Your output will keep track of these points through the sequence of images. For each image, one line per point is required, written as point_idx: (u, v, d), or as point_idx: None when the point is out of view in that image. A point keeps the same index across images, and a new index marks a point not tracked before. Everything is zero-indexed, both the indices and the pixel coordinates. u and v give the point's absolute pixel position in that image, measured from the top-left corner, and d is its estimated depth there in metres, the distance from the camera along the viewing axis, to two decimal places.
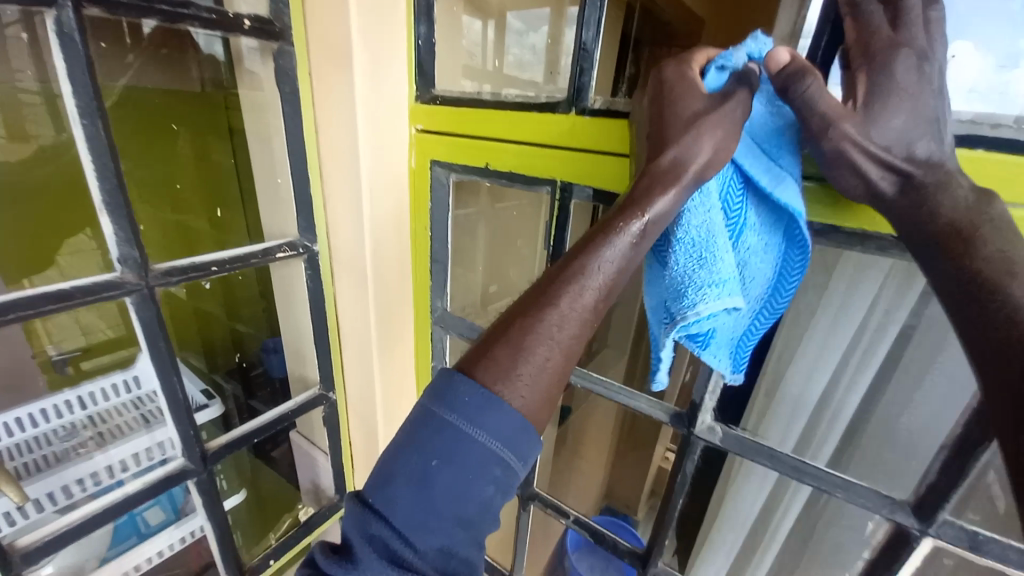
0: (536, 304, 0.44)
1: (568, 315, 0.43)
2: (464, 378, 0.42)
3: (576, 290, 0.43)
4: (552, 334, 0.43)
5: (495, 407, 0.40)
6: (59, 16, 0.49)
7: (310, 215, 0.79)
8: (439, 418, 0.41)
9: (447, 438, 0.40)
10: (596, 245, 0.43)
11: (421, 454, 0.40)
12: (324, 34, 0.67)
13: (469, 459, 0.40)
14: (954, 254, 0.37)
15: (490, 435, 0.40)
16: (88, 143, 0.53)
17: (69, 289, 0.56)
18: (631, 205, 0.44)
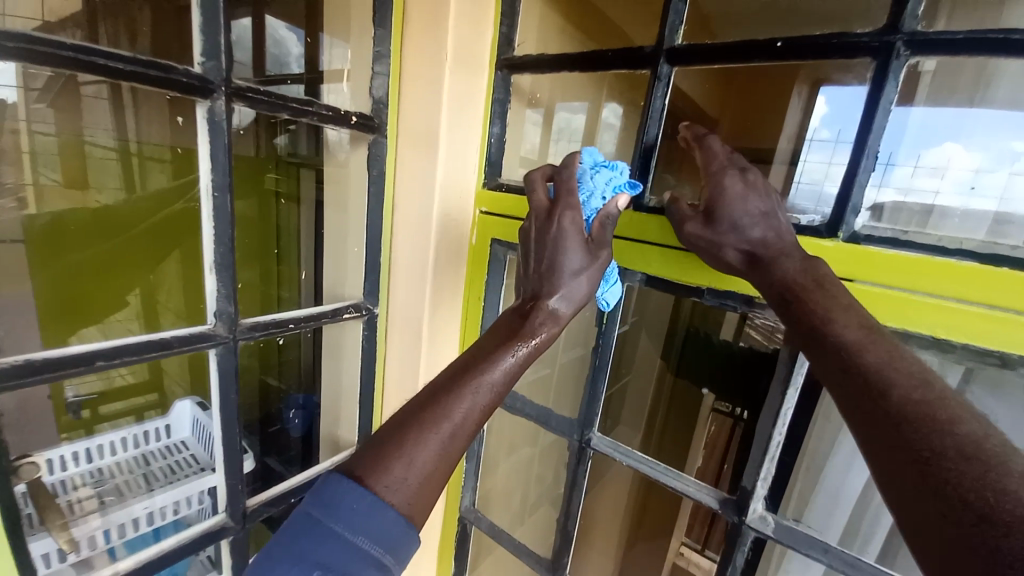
0: (424, 401, 0.51)
1: (457, 412, 0.50)
2: (339, 477, 0.45)
3: (466, 388, 0.51)
4: (440, 436, 0.48)
5: (372, 512, 0.44)
6: (213, 107, 0.58)
7: (376, 280, 0.86)
8: (312, 520, 0.43)
9: (319, 539, 0.42)
10: (484, 352, 0.55)
11: (289, 562, 0.42)
12: (413, 130, 0.79)
13: (341, 560, 0.42)
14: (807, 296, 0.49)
15: (367, 538, 0.43)
16: (214, 212, 0.61)
17: (169, 338, 0.61)
18: (513, 321, 0.59)
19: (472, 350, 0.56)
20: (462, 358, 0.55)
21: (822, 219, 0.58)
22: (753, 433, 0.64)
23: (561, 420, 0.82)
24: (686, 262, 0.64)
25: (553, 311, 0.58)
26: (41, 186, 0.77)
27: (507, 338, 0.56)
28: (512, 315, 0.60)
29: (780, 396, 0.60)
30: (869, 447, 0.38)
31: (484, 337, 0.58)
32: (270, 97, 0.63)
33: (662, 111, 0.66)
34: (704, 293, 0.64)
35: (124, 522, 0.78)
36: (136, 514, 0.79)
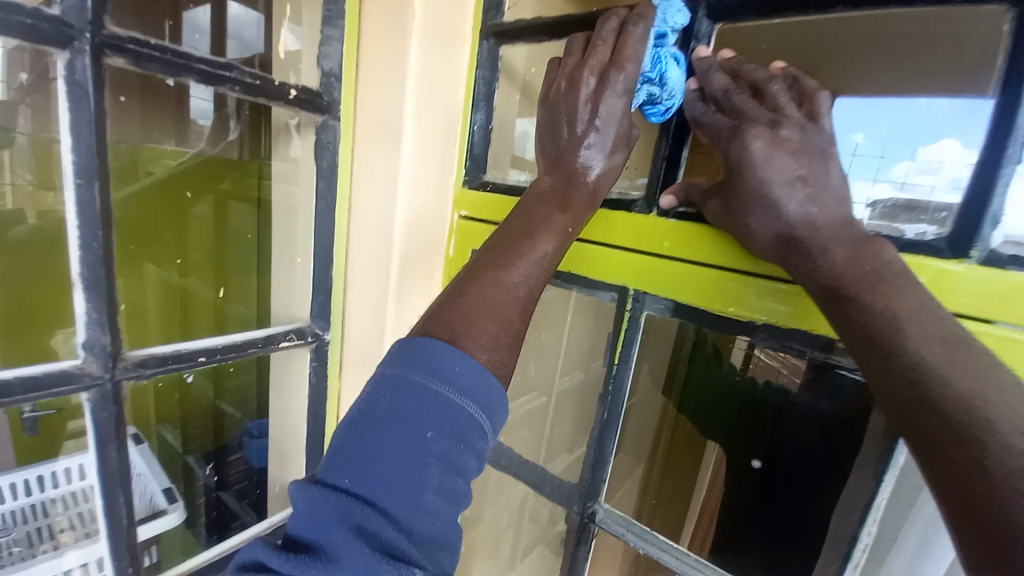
0: (488, 264, 0.42)
1: (525, 277, 0.42)
2: (428, 338, 0.37)
3: (530, 252, 0.42)
4: (515, 299, 0.41)
5: (470, 367, 0.37)
6: (74, 62, 0.42)
7: (327, 300, 0.68)
8: (406, 380, 0.36)
9: (419, 400, 0.35)
10: (539, 212, 0.44)
11: (387, 423, 0.35)
12: (374, 112, 0.62)
13: (450, 422, 0.35)
14: (874, 287, 0.33)
15: (471, 399, 0.36)
16: (79, 208, 0.45)
17: (11, 381, 0.43)
18: (556, 185, 0.46)
19: (523, 211, 0.45)
20: (510, 223, 0.45)
21: (941, 232, 0.40)
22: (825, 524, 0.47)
23: (557, 485, 0.64)
24: (733, 288, 0.46)
25: (599, 185, 0.46)
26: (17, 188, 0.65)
27: (547, 191, 0.45)
28: (546, 179, 0.46)
29: (872, 483, 0.43)
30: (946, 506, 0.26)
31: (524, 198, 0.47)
32: (168, 55, 0.47)
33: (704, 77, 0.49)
34: (756, 331, 0.46)
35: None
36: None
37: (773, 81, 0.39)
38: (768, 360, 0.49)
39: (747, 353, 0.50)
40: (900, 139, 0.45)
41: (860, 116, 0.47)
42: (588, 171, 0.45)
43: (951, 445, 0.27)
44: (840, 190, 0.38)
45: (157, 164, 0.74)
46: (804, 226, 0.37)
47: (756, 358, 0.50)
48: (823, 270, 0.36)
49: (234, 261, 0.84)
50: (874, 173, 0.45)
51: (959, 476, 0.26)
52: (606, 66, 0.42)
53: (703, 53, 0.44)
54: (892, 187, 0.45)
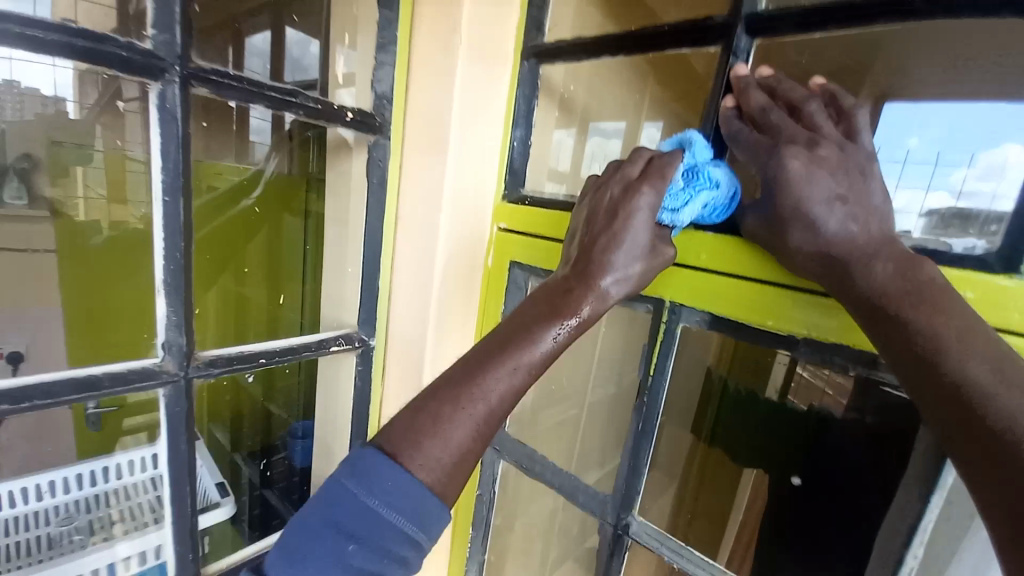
0: (458, 376, 0.41)
1: (496, 391, 0.41)
2: (375, 450, 0.38)
3: (506, 365, 0.41)
4: (477, 415, 0.40)
5: (408, 488, 0.37)
6: (165, 92, 0.48)
7: (373, 308, 0.72)
8: (342, 490, 0.37)
9: (353, 513, 0.37)
10: (525, 323, 0.43)
11: (320, 528, 0.37)
12: (420, 133, 0.67)
13: (379, 537, 0.37)
14: (918, 302, 0.33)
15: (403, 516, 0.37)
16: (164, 220, 0.50)
17: (99, 375, 0.49)
18: (562, 287, 0.45)
19: (510, 322, 0.44)
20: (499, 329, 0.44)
21: (990, 247, 0.40)
22: (869, 545, 0.46)
23: (590, 494, 0.65)
24: (771, 300, 0.47)
25: (604, 292, 0.44)
26: (89, 200, 0.77)
27: (553, 303, 0.44)
28: (562, 277, 0.46)
29: (919, 506, 0.42)
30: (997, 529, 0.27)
31: (521, 305, 0.45)
32: (242, 83, 0.52)
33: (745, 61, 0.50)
34: (796, 344, 0.46)
35: None
36: (77, 572, 0.67)
37: (811, 100, 0.40)
38: (814, 381, 0.49)
39: (789, 368, 0.51)
40: (961, 143, 0.44)
41: (908, 125, 0.48)
42: (604, 273, 0.44)
43: (1000, 473, 0.27)
44: (883, 207, 0.37)
45: (219, 179, 0.78)
46: (846, 241, 0.37)
47: (800, 374, 0.50)
48: (864, 286, 0.35)
49: (288, 271, 0.93)
50: (927, 181, 0.45)
51: (1012, 505, 0.27)
52: (634, 181, 0.46)
53: (742, 71, 0.45)
54: (948, 195, 0.44)
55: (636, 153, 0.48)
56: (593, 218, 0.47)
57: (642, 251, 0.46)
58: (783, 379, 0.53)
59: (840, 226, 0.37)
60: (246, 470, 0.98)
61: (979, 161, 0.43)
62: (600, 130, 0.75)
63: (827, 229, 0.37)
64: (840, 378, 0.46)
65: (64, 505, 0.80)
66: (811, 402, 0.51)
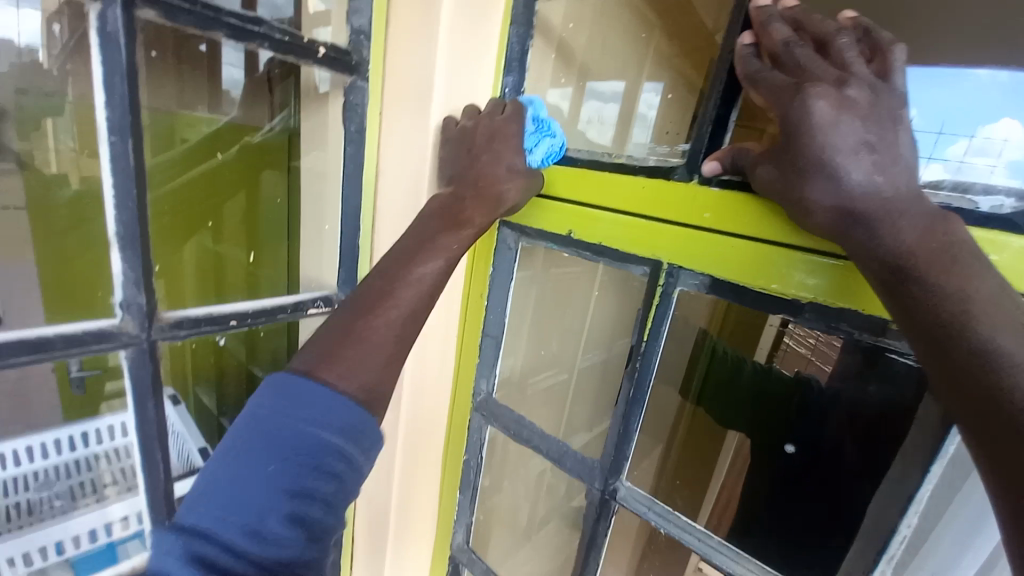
0: (369, 290, 0.47)
1: (407, 299, 0.47)
2: (288, 371, 0.41)
3: (412, 277, 0.48)
4: (393, 319, 0.46)
5: (327, 396, 0.40)
6: (106, 13, 0.42)
7: (354, 268, 0.68)
8: (259, 411, 0.39)
9: (273, 433, 0.38)
10: (426, 242, 0.50)
11: (242, 454, 0.37)
12: (403, 75, 0.60)
13: (300, 452, 0.38)
14: (945, 265, 0.30)
15: (325, 425, 0.39)
16: (113, 165, 0.45)
17: (50, 336, 0.45)
18: (450, 203, 0.54)
19: (408, 242, 0.51)
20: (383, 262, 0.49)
21: (1020, 206, 0.36)
22: (860, 513, 0.45)
23: (578, 460, 0.64)
24: (777, 263, 0.44)
25: (502, 194, 0.55)
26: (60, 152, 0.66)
27: (429, 235, 0.51)
28: (448, 195, 0.55)
29: (918, 476, 0.41)
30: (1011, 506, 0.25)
31: (418, 221, 0.53)
32: (197, 7, 0.46)
33: None
34: (801, 310, 0.43)
35: (49, 544, 0.65)
36: (61, 536, 0.66)
37: (842, 34, 0.35)
38: (796, 347, 0.48)
39: (777, 336, 0.49)
40: (962, 118, 0.43)
41: (916, 89, 0.45)
42: (493, 182, 0.55)
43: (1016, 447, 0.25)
44: (911, 159, 0.34)
45: (191, 131, 0.73)
46: (867, 197, 0.33)
47: (786, 342, 0.49)
48: (885, 248, 0.32)
49: (267, 231, 0.86)
50: (927, 152, 0.43)
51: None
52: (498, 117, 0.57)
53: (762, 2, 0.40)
54: (944, 169, 0.42)
55: (496, 106, 0.59)
56: (473, 133, 0.57)
57: (516, 169, 0.56)
58: (771, 345, 0.50)
59: (865, 178, 0.33)
60: None
61: (982, 134, 0.42)
62: (596, 94, 0.69)
63: (849, 182, 0.33)
64: (826, 346, 0.45)
65: (41, 472, 0.77)
66: (797, 369, 0.50)
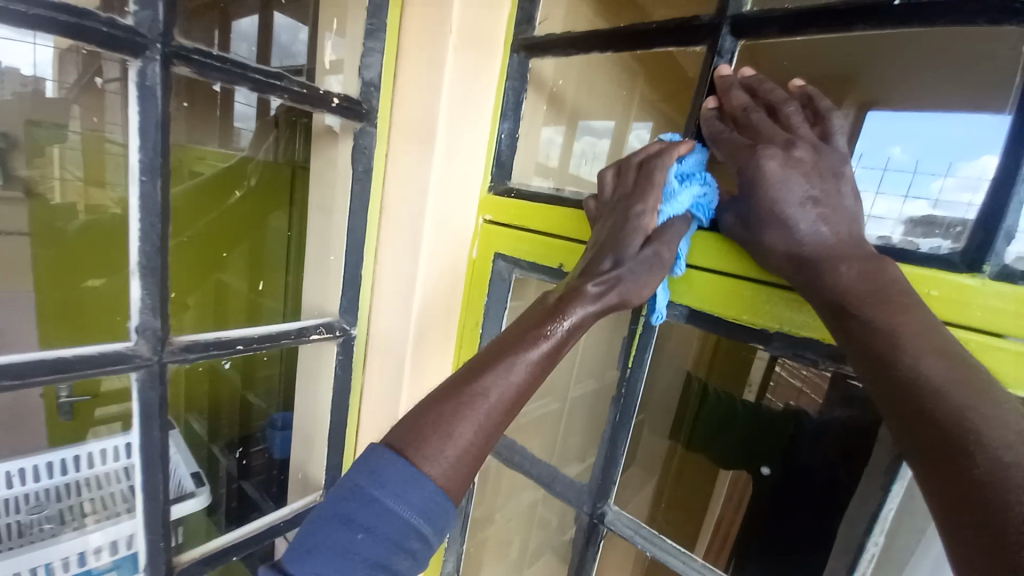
0: (460, 377, 0.41)
1: (497, 389, 0.40)
2: (383, 447, 0.39)
3: (506, 364, 0.41)
4: (480, 412, 0.39)
5: (412, 481, 0.37)
6: (145, 69, 0.47)
7: (355, 297, 0.72)
8: (354, 486, 0.38)
9: (361, 505, 0.37)
10: (527, 323, 0.43)
11: (332, 522, 0.37)
12: (407, 120, 0.66)
13: (383, 528, 0.36)
14: (877, 300, 0.35)
15: (407, 506, 0.37)
16: (141, 201, 0.49)
17: (70, 357, 0.48)
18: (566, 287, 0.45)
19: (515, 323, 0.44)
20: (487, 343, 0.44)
21: (955, 247, 0.41)
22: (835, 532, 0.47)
23: (568, 485, 0.65)
24: (747, 295, 0.47)
25: (616, 275, 0.43)
26: (65, 181, 0.75)
27: (546, 313, 0.43)
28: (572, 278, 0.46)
29: (881, 495, 0.43)
30: (943, 514, 0.29)
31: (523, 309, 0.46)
32: (226, 64, 0.51)
33: (732, 55, 0.50)
34: (770, 340, 0.47)
35: (38, 566, 0.67)
36: (47, 559, 0.68)
37: (788, 103, 0.41)
38: (790, 378, 0.51)
39: (768, 367, 0.52)
40: (937, 156, 0.45)
41: (890, 132, 0.48)
42: (607, 256, 0.44)
43: (944, 461, 0.29)
44: (853, 208, 0.38)
45: (201, 164, 0.76)
46: (817, 241, 0.37)
47: (777, 372, 0.52)
48: (828, 285, 0.37)
49: (272, 261, 0.92)
50: (906, 189, 0.45)
51: (952, 489, 0.28)
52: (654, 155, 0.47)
53: (725, 71, 0.46)
54: (925, 205, 0.44)
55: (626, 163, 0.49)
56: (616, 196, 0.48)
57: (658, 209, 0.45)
58: (761, 380, 0.54)
59: (815, 225, 0.38)
60: (225, 460, 0.96)
61: (960, 172, 0.43)
62: (590, 129, 0.75)
63: (800, 228, 0.38)
64: (817, 377, 0.48)
65: (33, 493, 0.78)
66: (789, 400, 0.52)
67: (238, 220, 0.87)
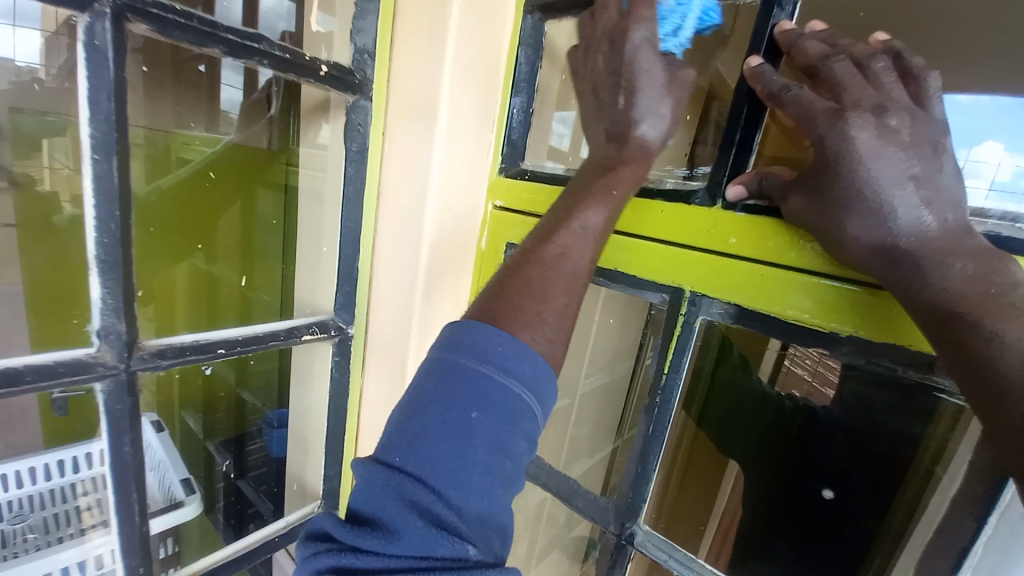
0: (532, 246, 0.42)
1: (574, 248, 0.41)
2: (474, 322, 0.38)
3: (575, 223, 0.41)
4: (563, 273, 0.40)
5: (520, 351, 0.37)
6: (93, 26, 0.39)
7: (351, 293, 0.65)
8: (455, 365, 0.36)
9: (469, 382, 0.36)
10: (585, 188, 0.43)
11: (441, 409, 0.35)
12: (406, 94, 0.58)
13: (497, 403, 0.36)
14: (1004, 308, 0.28)
15: (518, 381, 0.36)
16: (95, 184, 0.42)
17: (19, 368, 0.41)
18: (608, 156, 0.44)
19: (569, 193, 0.44)
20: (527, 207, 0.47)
21: None
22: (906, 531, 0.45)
23: (591, 500, 0.59)
24: (812, 293, 0.40)
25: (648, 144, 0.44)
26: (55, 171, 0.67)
27: (599, 173, 0.44)
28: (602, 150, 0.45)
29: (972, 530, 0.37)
30: None
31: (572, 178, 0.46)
32: (192, 22, 0.44)
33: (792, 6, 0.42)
34: (838, 345, 0.40)
35: None
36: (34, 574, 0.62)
37: (877, 57, 0.33)
38: (795, 369, 0.48)
39: (778, 360, 0.48)
40: (961, 138, 0.42)
41: None
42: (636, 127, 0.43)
43: None
44: (957, 190, 0.31)
45: (189, 150, 0.75)
46: (917, 230, 0.30)
47: (789, 366, 0.48)
48: (935, 289, 0.30)
49: (262, 252, 0.83)
50: None
51: None
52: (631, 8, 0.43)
53: (753, 62, 0.38)
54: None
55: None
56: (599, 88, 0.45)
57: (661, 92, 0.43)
58: (771, 368, 0.50)
59: (918, 209, 0.30)
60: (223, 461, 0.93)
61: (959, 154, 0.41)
62: None
63: (898, 213, 0.30)
64: (826, 369, 0.44)
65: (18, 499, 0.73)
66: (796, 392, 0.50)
67: (222, 203, 0.79)
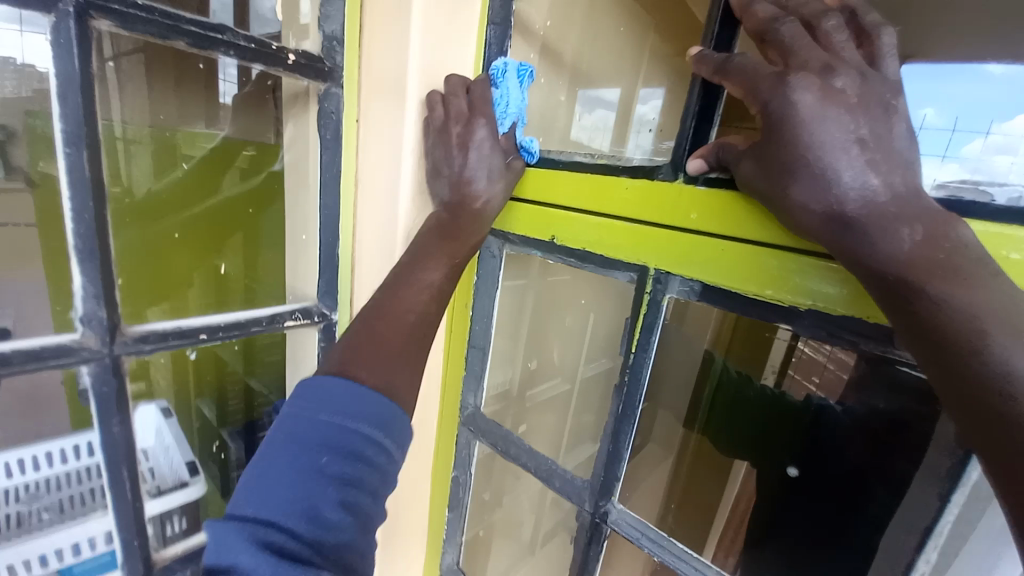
0: (385, 300, 0.51)
1: (417, 303, 0.52)
2: (321, 376, 0.44)
3: (425, 287, 0.53)
4: (410, 323, 0.50)
5: (359, 395, 0.43)
6: (59, 25, 0.40)
7: (333, 278, 0.66)
8: (296, 415, 0.41)
9: (318, 429, 0.40)
10: (428, 255, 0.54)
11: (290, 457, 0.39)
12: (380, 80, 0.58)
13: (343, 442, 0.40)
14: (947, 273, 0.27)
15: (360, 419, 0.42)
16: (69, 176, 0.44)
17: (7, 352, 0.43)
18: (448, 221, 0.56)
19: (416, 256, 0.54)
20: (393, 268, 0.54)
21: None
22: (877, 546, 0.41)
23: (567, 479, 0.60)
24: (771, 266, 0.40)
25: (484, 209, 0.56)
26: None
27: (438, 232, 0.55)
28: (441, 216, 0.56)
29: (935, 504, 0.36)
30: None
31: (419, 237, 0.56)
32: (155, 15, 0.44)
33: None
34: (799, 317, 0.39)
35: (32, 557, 0.62)
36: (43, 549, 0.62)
37: (828, 15, 0.32)
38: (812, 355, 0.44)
39: (788, 347, 0.45)
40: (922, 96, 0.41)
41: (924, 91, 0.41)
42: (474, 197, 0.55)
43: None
44: (907, 152, 0.30)
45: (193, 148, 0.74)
46: (860, 198, 0.30)
47: (798, 352, 0.44)
48: (881, 255, 0.29)
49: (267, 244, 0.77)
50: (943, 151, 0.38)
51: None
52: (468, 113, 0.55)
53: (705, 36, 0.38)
54: (962, 169, 0.37)
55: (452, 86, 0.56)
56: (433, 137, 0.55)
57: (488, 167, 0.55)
58: (782, 358, 0.47)
59: (861, 173, 0.30)
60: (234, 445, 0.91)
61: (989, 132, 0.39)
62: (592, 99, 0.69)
63: (841, 177, 0.30)
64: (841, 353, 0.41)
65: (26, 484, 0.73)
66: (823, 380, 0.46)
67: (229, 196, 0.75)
